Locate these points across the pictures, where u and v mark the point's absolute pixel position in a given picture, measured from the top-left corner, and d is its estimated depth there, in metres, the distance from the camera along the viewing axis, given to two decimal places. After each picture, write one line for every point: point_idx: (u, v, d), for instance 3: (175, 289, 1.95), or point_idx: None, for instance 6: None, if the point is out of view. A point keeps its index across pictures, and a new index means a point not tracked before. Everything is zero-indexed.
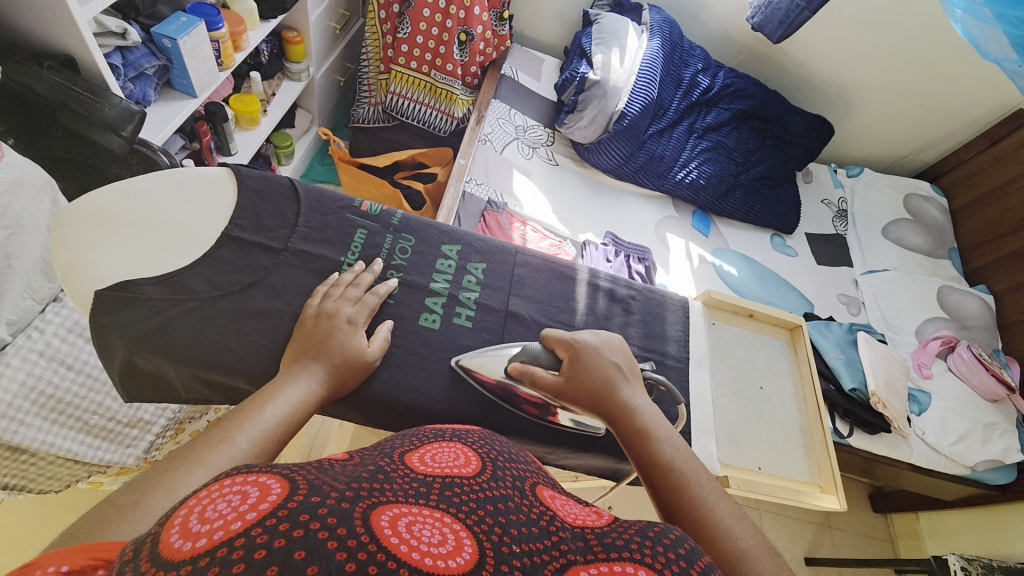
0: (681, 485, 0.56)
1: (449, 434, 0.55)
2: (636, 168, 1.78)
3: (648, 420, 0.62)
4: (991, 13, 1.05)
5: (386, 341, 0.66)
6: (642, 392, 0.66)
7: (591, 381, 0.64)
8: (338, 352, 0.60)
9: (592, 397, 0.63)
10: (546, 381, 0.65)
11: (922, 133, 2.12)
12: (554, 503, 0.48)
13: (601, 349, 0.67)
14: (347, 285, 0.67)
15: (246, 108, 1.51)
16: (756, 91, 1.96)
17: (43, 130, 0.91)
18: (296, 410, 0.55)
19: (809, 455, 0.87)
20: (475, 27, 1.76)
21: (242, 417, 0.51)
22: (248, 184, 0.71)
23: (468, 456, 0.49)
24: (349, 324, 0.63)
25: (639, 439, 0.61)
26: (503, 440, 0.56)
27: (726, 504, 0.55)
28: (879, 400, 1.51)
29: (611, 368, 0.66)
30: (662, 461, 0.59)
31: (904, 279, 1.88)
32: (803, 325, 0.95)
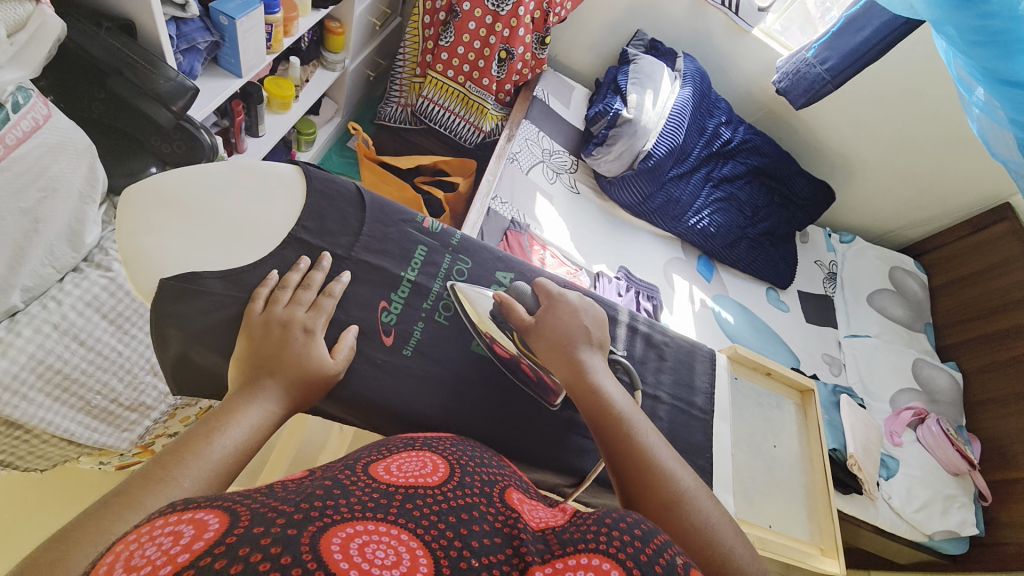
0: (628, 437, 0.60)
1: (421, 443, 0.55)
2: (653, 208, 1.84)
3: (601, 381, 0.64)
4: (1005, 116, 0.99)
5: (351, 350, 0.62)
6: (600, 356, 0.68)
7: (562, 332, 0.66)
8: (289, 371, 0.55)
9: (558, 349, 0.65)
10: (522, 317, 0.68)
11: (911, 212, 2.26)
12: (521, 506, 0.50)
13: (578, 307, 0.70)
14: (309, 287, 0.62)
15: (279, 91, 1.48)
16: (772, 151, 2.06)
17: (82, 90, 0.89)
18: (250, 436, 0.51)
19: (811, 517, 0.90)
20: (517, 47, 1.78)
21: (186, 452, 0.46)
22: (316, 185, 0.70)
23: (436, 463, 0.50)
24: (305, 333, 0.58)
25: (595, 398, 0.63)
26: (475, 446, 0.57)
27: (669, 455, 0.61)
28: (857, 462, 1.58)
29: (581, 328, 0.68)
30: (613, 413, 0.62)
31: (884, 347, 1.99)
32: (815, 389, 0.99)
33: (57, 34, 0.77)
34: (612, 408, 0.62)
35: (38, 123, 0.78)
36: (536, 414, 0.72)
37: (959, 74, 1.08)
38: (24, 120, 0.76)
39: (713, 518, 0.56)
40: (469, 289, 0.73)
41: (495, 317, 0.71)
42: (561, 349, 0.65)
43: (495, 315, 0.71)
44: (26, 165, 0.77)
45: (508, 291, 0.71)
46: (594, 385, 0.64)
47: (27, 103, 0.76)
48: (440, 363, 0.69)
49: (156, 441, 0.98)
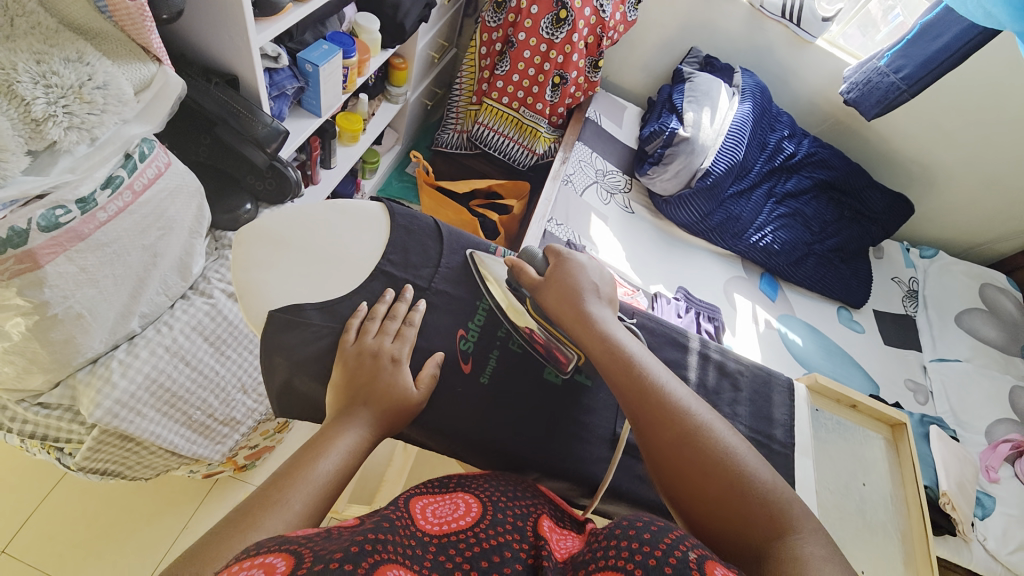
0: (642, 379, 0.62)
1: (454, 484, 0.59)
2: (712, 226, 1.79)
3: (610, 330, 0.67)
4: None
5: (434, 378, 0.65)
6: (611, 310, 0.71)
7: (569, 286, 0.70)
8: (380, 398, 0.59)
9: (568, 303, 0.69)
10: (530, 279, 0.72)
11: (1003, 224, 2.08)
12: (550, 536, 0.53)
13: (584, 265, 0.73)
14: (394, 318, 0.66)
15: (350, 126, 1.58)
16: (840, 164, 1.95)
17: (192, 137, 1.01)
18: (347, 463, 0.54)
19: (909, 565, 0.83)
20: (571, 72, 1.82)
21: (295, 475, 0.50)
22: (400, 221, 0.74)
23: (467, 503, 0.55)
24: (392, 363, 0.62)
25: (605, 346, 0.65)
26: (507, 482, 0.61)
27: (687, 396, 0.62)
28: (950, 501, 1.44)
29: (588, 284, 0.72)
30: (624, 359, 0.64)
31: (976, 373, 1.81)
32: (908, 423, 0.92)
33: (176, 92, 0.86)
34: (622, 354, 0.64)
35: (161, 170, 0.88)
36: (612, 445, 0.71)
37: None
38: (150, 168, 0.86)
39: (735, 448, 0.58)
40: (487, 257, 0.77)
41: (509, 281, 0.74)
42: (569, 304, 0.69)
43: (510, 283, 0.74)
44: (150, 208, 0.87)
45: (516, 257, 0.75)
46: (606, 333, 0.66)
47: (151, 153, 0.86)
48: (516, 391, 0.70)
49: (240, 452, 1.10)
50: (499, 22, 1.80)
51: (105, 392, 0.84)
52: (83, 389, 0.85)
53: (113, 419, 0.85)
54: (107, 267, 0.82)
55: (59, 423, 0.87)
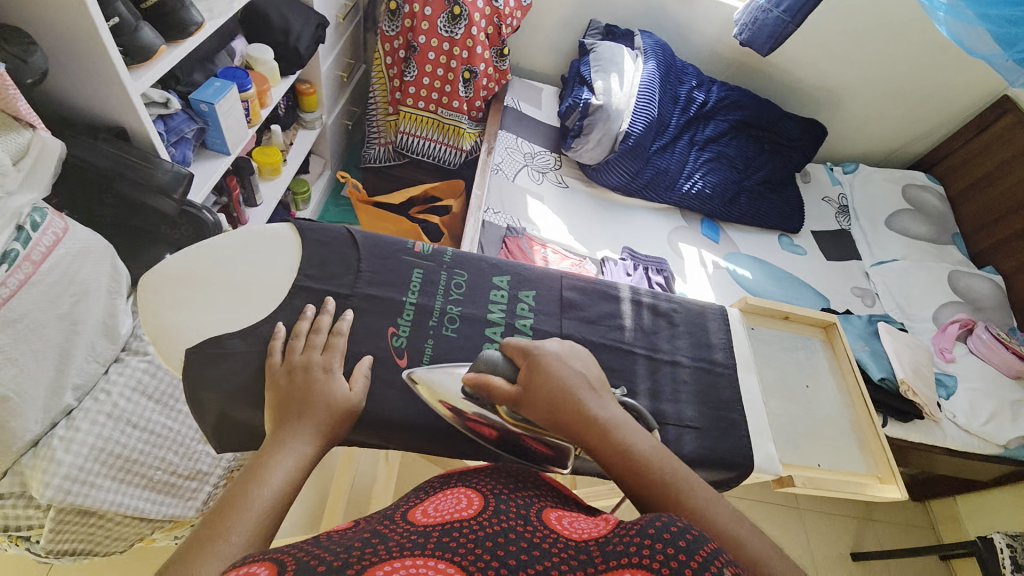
0: (672, 495, 0.56)
1: (457, 480, 0.61)
2: (644, 183, 1.85)
3: (621, 434, 0.60)
4: (974, 13, 1.10)
5: (366, 377, 0.66)
6: (609, 403, 0.63)
7: (559, 388, 0.61)
8: (319, 413, 0.59)
9: (559, 409, 0.61)
10: (504, 392, 0.62)
11: (909, 127, 2.22)
12: (562, 523, 0.55)
13: (560, 356, 0.65)
14: (322, 333, 0.66)
15: (268, 159, 1.57)
16: (750, 102, 2.04)
17: (93, 198, 0.98)
18: (291, 480, 0.52)
19: (863, 448, 0.89)
20: (478, 65, 1.83)
21: (232, 510, 0.48)
22: (311, 236, 0.75)
23: (469, 495, 0.56)
24: (325, 372, 0.62)
25: (622, 457, 0.58)
26: (507, 471, 0.63)
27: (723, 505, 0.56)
28: (910, 388, 1.52)
29: (575, 379, 0.63)
30: (647, 473, 0.57)
31: (913, 267, 1.93)
32: (837, 322, 0.98)
33: (59, 153, 0.85)
34: (644, 467, 0.57)
35: (58, 236, 0.86)
36: None
37: None
38: (46, 236, 0.84)
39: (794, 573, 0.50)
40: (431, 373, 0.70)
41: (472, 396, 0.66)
42: (564, 412, 0.60)
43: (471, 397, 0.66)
44: (55, 276, 0.85)
45: (478, 369, 0.65)
46: (618, 443, 0.59)
47: (44, 221, 0.84)
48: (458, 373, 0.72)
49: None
50: (396, 29, 1.79)
51: (51, 470, 0.83)
52: (30, 473, 0.83)
53: (67, 496, 0.83)
54: (23, 343, 0.81)
55: (15, 511, 0.85)
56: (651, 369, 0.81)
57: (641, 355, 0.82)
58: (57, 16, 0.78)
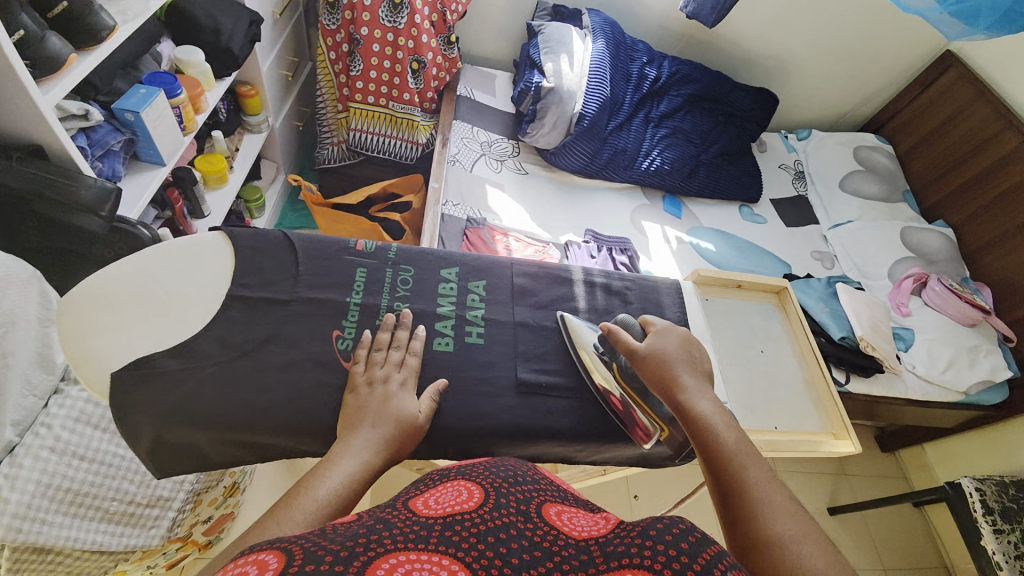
0: (736, 466, 0.61)
1: (455, 473, 0.60)
2: (603, 164, 1.85)
3: (709, 411, 0.67)
4: None
5: (434, 402, 0.68)
6: (711, 388, 0.71)
7: (666, 360, 0.72)
8: (387, 422, 0.61)
9: (666, 373, 0.71)
10: (629, 347, 0.74)
11: (857, 90, 2.27)
12: (564, 517, 0.54)
13: (685, 338, 0.76)
14: (399, 347, 0.69)
15: (212, 167, 1.51)
16: (702, 75, 2.05)
17: (15, 224, 0.91)
18: (347, 486, 0.52)
19: (817, 407, 0.92)
20: (426, 54, 1.79)
21: (290, 499, 0.49)
22: (245, 243, 0.72)
23: (469, 488, 0.55)
24: (398, 387, 0.65)
25: (704, 426, 0.66)
26: (513, 466, 0.61)
27: (780, 496, 0.57)
28: (868, 344, 1.58)
29: (687, 359, 0.73)
30: (722, 444, 0.63)
31: (867, 227, 1.98)
32: (788, 286, 1.00)
33: None
34: (721, 438, 0.64)
35: None
36: (516, 390, 0.74)
37: None
38: None
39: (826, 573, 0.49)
40: (577, 322, 0.81)
41: (602, 347, 0.78)
42: (667, 378, 0.70)
43: (600, 350, 0.79)
44: None
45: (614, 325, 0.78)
46: (704, 416, 0.67)
47: None
48: (409, 372, 0.70)
49: (194, 529, 1.05)
50: (337, 22, 1.73)
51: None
52: None
53: (17, 534, 0.80)
54: None
55: None
56: None
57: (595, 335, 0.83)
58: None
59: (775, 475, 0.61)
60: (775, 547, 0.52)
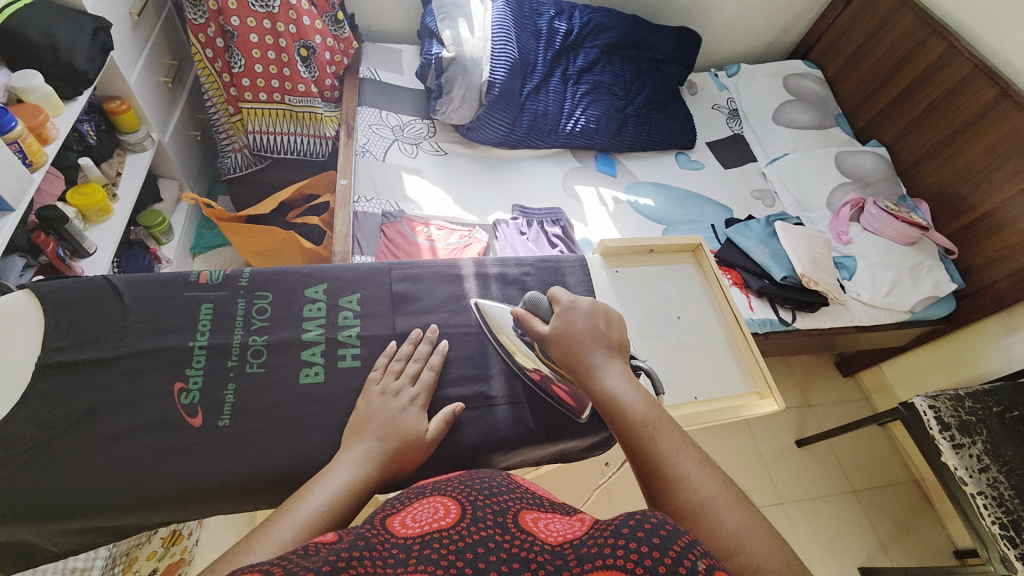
0: (648, 440, 0.60)
1: (431, 489, 0.57)
2: (524, 132, 1.74)
3: (619, 386, 0.64)
4: None
5: (446, 424, 0.68)
6: (620, 358, 0.68)
7: (574, 340, 0.67)
8: (394, 436, 0.62)
9: (572, 354, 0.67)
10: (538, 334, 0.70)
11: (780, 16, 2.19)
12: (539, 524, 0.52)
13: (591, 313, 0.70)
14: (416, 359, 0.71)
15: (89, 199, 1.36)
16: (616, 22, 1.93)
17: None
18: (340, 496, 0.56)
19: (740, 365, 0.88)
20: (313, 38, 1.62)
21: (289, 508, 0.53)
22: (54, 300, 0.68)
23: (447, 504, 0.53)
24: (412, 407, 0.66)
25: (614, 403, 0.63)
26: (489, 475, 0.59)
27: (694, 463, 0.58)
28: (811, 279, 1.56)
29: (596, 333, 0.68)
30: (633, 420, 0.61)
31: (804, 158, 1.93)
32: (702, 242, 0.95)
33: None
34: (632, 414, 0.62)
35: None
36: None
37: None
38: None
39: (737, 532, 0.53)
40: (491, 306, 0.77)
41: (518, 331, 0.74)
42: (575, 360, 0.66)
43: (519, 332, 0.75)
44: None
45: (524, 309, 0.73)
46: (614, 393, 0.64)
47: None
48: (272, 412, 0.67)
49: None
50: (204, 15, 1.53)
51: None
52: None
53: None
54: None
55: None
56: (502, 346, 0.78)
57: (489, 332, 0.78)
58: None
59: (688, 439, 0.61)
60: (697, 518, 0.54)
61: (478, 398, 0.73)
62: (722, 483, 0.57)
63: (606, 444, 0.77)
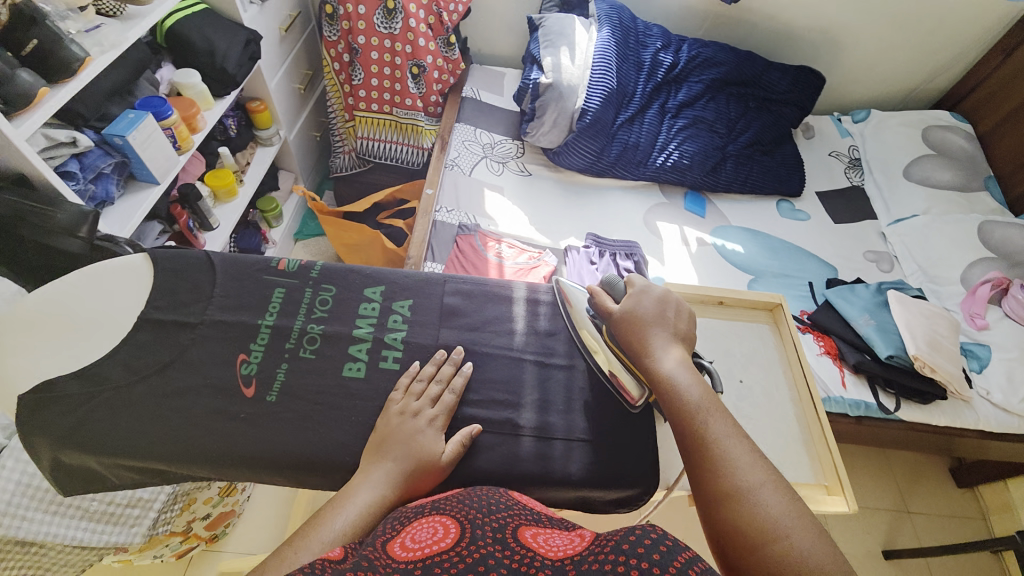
0: (699, 421, 0.64)
1: (429, 507, 0.57)
2: (611, 161, 1.72)
3: (678, 370, 0.68)
4: None
5: (463, 447, 0.67)
6: (682, 345, 0.72)
7: (640, 322, 0.73)
8: (410, 457, 0.64)
9: (637, 334, 0.72)
10: (609, 311, 0.77)
11: (925, 61, 1.95)
12: (537, 541, 0.52)
13: (661, 300, 0.75)
14: (438, 381, 0.72)
15: (221, 182, 1.58)
16: (727, 57, 1.84)
17: (14, 245, 0.97)
18: (359, 520, 0.59)
19: (808, 449, 0.78)
20: (424, 58, 1.76)
21: (311, 530, 0.58)
22: (164, 265, 0.79)
23: (446, 523, 0.52)
24: (431, 427, 0.68)
25: (670, 383, 0.68)
26: (482, 494, 0.59)
27: (741, 449, 0.61)
28: (925, 364, 1.32)
29: (662, 320, 0.74)
30: (687, 401, 0.66)
31: (937, 222, 1.67)
32: (783, 302, 0.88)
33: None
34: (687, 395, 0.66)
35: None
36: None
37: None
38: None
39: (776, 517, 0.55)
40: (570, 287, 0.82)
41: (592, 313, 0.80)
42: (639, 340, 0.72)
43: (593, 316, 0.80)
44: None
45: (598, 289, 0.80)
46: (672, 375, 0.68)
47: None
48: (311, 399, 0.71)
49: (192, 524, 1.14)
50: (337, 33, 1.74)
51: None
52: None
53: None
54: None
55: None
56: (539, 378, 0.76)
57: (529, 361, 0.77)
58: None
59: (739, 429, 0.64)
60: (735, 500, 0.57)
61: (505, 424, 0.71)
62: (770, 472, 0.59)
63: (635, 503, 0.71)
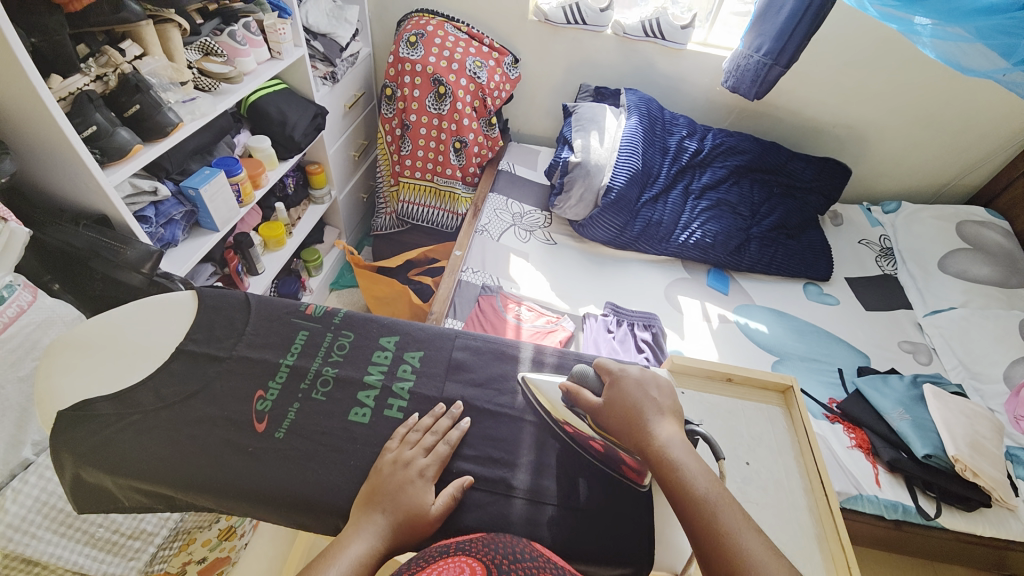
0: (711, 514, 0.61)
1: (454, 548, 0.57)
2: (634, 236, 1.79)
3: (679, 456, 0.66)
4: (962, 31, 1.05)
5: (454, 499, 0.68)
6: (674, 426, 0.70)
7: (629, 405, 0.71)
8: (401, 509, 0.65)
9: (628, 418, 0.70)
10: (590, 404, 0.73)
11: (954, 159, 1.98)
12: None
13: (641, 381, 0.74)
14: (433, 432, 0.74)
15: (272, 233, 1.74)
16: (751, 146, 1.94)
17: (83, 274, 1.10)
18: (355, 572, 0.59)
19: (819, 545, 0.76)
20: (467, 135, 1.93)
21: None
22: (207, 303, 0.88)
23: (474, 568, 0.53)
24: (421, 479, 0.68)
25: (674, 472, 0.65)
26: (507, 540, 0.59)
27: (764, 549, 0.58)
28: (967, 467, 1.21)
29: (649, 400, 0.72)
30: (696, 493, 0.63)
31: (977, 316, 1.60)
32: (794, 385, 0.89)
33: (23, 238, 0.97)
34: (694, 487, 0.63)
35: (23, 308, 0.97)
36: None
37: (893, 14, 1.16)
38: (10, 308, 0.95)
39: None
40: (538, 380, 0.80)
41: (565, 403, 0.76)
42: (631, 424, 0.70)
43: (567, 404, 0.76)
44: (17, 341, 0.95)
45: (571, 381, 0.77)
46: (674, 462, 0.65)
47: (12, 295, 0.96)
48: (314, 439, 0.74)
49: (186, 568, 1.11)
50: (393, 111, 1.96)
51: None
52: None
53: (6, 544, 0.85)
54: None
55: None
56: (537, 440, 0.76)
57: (529, 423, 0.78)
58: (26, 117, 0.94)
59: (753, 523, 0.61)
60: None
61: (499, 484, 0.71)
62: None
63: None
